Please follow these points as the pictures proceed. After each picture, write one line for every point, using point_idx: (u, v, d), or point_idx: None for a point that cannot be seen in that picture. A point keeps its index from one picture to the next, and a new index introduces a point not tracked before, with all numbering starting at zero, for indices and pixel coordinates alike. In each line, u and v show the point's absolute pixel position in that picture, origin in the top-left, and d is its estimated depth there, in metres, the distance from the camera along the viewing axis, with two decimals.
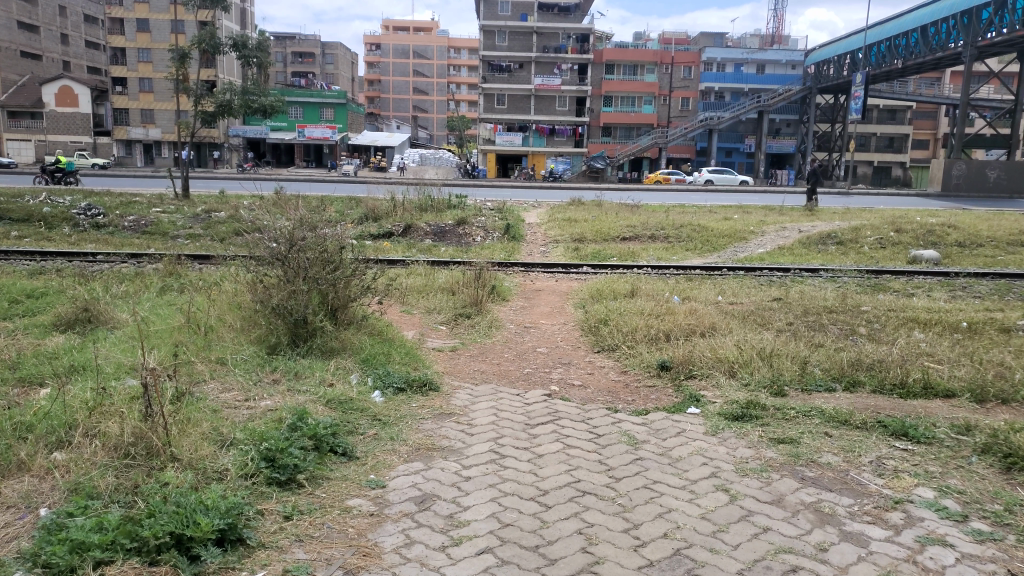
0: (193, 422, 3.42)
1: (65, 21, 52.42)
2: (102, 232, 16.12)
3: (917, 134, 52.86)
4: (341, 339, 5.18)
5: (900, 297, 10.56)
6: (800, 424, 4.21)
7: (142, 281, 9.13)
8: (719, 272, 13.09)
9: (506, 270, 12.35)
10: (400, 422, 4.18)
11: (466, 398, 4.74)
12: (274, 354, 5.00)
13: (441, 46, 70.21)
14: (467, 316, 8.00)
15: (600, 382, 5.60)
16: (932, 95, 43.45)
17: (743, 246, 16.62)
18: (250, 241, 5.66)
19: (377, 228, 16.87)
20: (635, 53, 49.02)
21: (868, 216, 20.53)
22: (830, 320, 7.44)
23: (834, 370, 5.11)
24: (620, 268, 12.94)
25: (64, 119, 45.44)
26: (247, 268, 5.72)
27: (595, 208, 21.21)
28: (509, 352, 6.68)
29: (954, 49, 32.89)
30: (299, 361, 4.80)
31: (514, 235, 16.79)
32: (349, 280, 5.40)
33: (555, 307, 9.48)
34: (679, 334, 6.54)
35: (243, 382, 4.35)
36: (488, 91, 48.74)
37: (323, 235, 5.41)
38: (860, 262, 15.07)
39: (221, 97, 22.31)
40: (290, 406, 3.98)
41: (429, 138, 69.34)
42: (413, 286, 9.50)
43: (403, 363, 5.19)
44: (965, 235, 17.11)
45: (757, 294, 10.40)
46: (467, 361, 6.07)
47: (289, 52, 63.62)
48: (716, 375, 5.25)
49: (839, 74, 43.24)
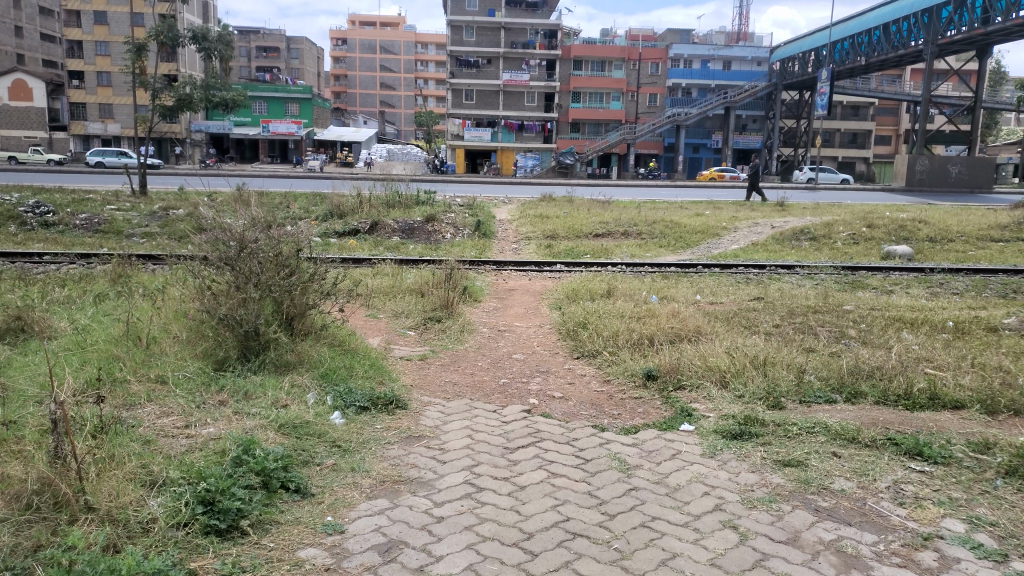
0: (115, 461, 2.92)
1: (19, 12, 50.24)
2: (51, 231, 15.27)
3: (880, 130, 53.59)
4: (297, 352, 4.69)
5: (880, 294, 10.35)
6: (805, 442, 3.85)
7: (87, 284, 8.47)
8: (694, 269, 12.80)
9: (477, 269, 11.87)
10: (362, 448, 3.72)
11: (437, 416, 4.30)
12: (222, 369, 4.48)
13: (408, 41, 69.35)
14: (436, 319, 7.52)
15: (582, 394, 5.19)
16: (892, 92, 43.86)
17: (716, 243, 16.40)
18: (196, 244, 5.11)
19: (343, 225, 16.26)
20: (603, 50, 48.68)
21: (838, 211, 20.53)
22: (816, 321, 7.17)
23: (833, 379, 4.78)
24: (594, 266, 12.56)
25: (18, 113, 43.32)
26: (192, 273, 5.17)
27: (566, 204, 20.87)
28: (483, 360, 6.24)
29: (914, 47, 33.26)
30: (249, 379, 4.29)
31: (485, 232, 16.34)
32: (305, 286, 4.92)
33: (530, 308, 9.05)
34: (664, 339, 6.18)
35: (186, 405, 3.84)
36: (456, 86, 48.13)
37: (275, 237, 4.90)
38: (834, 257, 14.93)
39: (179, 91, 21.39)
40: (236, 434, 3.49)
41: (397, 134, 68.38)
42: (379, 287, 8.99)
43: (368, 379, 4.73)
44: (936, 231, 17.10)
45: (736, 292, 10.10)
46: (440, 372, 5.62)
47: (254, 47, 61.93)
48: (708, 387, 4.88)
49: (803, 71, 43.43)
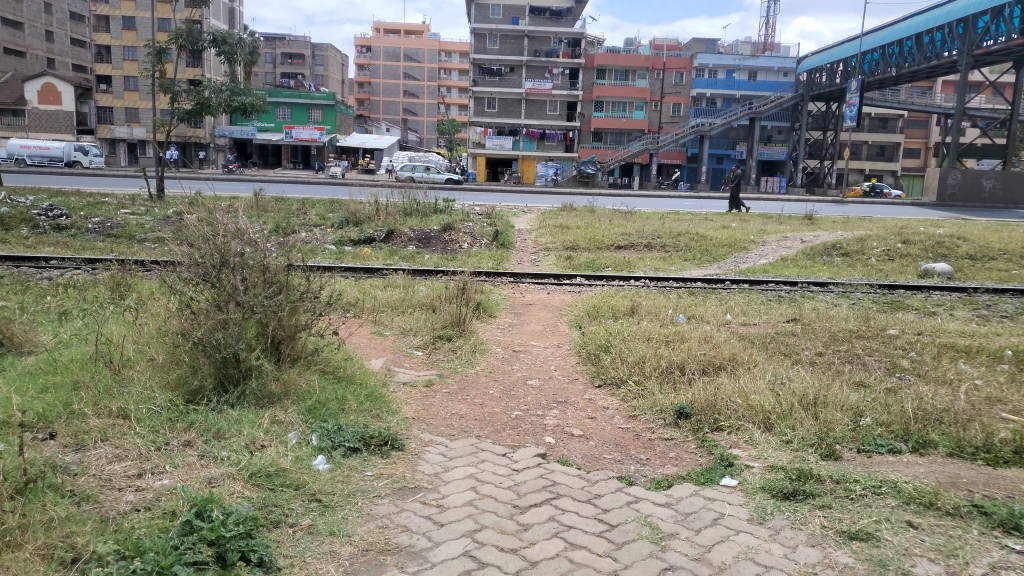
0: (25, 539, 2.42)
1: (48, 16, 50.77)
2: (62, 234, 14.95)
3: (909, 142, 52.38)
4: (282, 381, 4.16)
5: (922, 317, 9.66)
6: (872, 507, 3.22)
7: (81, 293, 8.02)
8: (723, 286, 12.13)
9: (493, 281, 11.34)
10: (347, 504, 3.16)
11: (439, 462, 3.74)
12: (194, 401, 3.95)
13: (431, 49, 69.31)
14: (447, 338, 6.96)
15: (605, 432, 4.60)
16: (924, 104, 42.62)
17: (743, 257, 15.73)
18: (174, 254, 4.58)
19: (358, 233, 15.79)
20: (626, 59, 48.11)
21: (870, 226, 19.73)
22: (861, 349, 6.55)
23: (896, 425, 4.14)
24: (616, 280, 11.97)
25: (46, 117, 44.13)
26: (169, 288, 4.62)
27: (588, 214, 20.27)
28: (496, 387, 5.64)
29: (948, 58, 32.24)
30: (223, 415, 3.75)
31: (503, 242, 15.79)
32: (295, 307, 4.40)
33: (548, 326, 8.46)
34: (697, 368, 5.58)
35: (147, 447, 3.36)
36: (478, 94, 47.88)
37: (262, 250, 4.37)
38: (868, 275, 14.19)
39: (198, 95, 21.10)
40: (197, 489, 2.98)
41: (420, 141, 68.20)
42: (388, 300, 8.47)
43: (364, 413, 4.17)
44: (976, 248, 16.26)
45: (770, 312, 9.45)
46: (448, 402, 5.06)
47: (278, 53, 62.26)
48: (751, 429, 4.26)
49: (831, 82, 42.50)
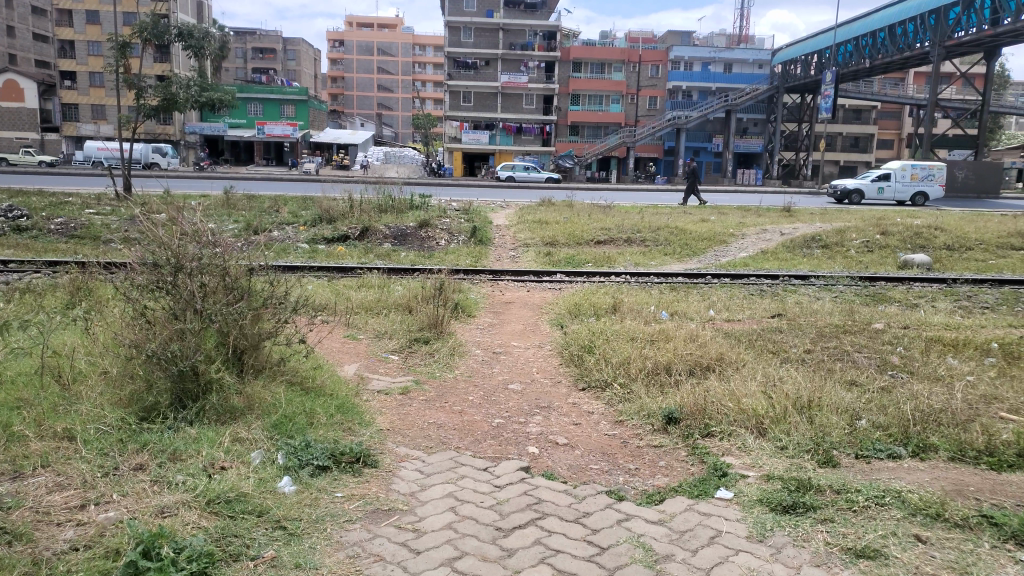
0: None
1: (9, 11, 49.30)
2: (23, 236, 14.37)
3: (882, 133, 52.89)
4: (245, 395, 3.88)
5: (904, 310, 9.60)
6: (877, 521, 3.03)
7: (34, 299, 7.62)
8: (704, 280, 11.99)
9: (471, 279, 11.09)
10: (314, 531, 2.90)
11: (414, 480, 3.49)
12: (148, 418, 3.65)
13: (406, 43, 68.62)
14: (424, 341, 6.68)
15: (591, 440, 4.38)
16: (896, 95, 43.02)
17: (723, 250, 15.62)
18: (125, 260, 4.27)
19: (332, 231, 15.41)
20: (602, 52, 47.92)
21: (848, 217, 19.76)
22: (848, 344, 6.41)
23: (894, 428, 3.97)
24: (597, 276, 11.78)
25: (8, 115, 42.86)
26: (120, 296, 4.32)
27: (566, 209, 20.06)
28: (475, 392, 5.38)
29: (921, 48, 32.47)
30: (180, 435, 3.47)
31: (481, 238, 15.52)
32: (257, 316, 4.13)
33: (529, 325, 8.23)
34: (683, 369, 5.39)
35: (93, 475, 3.09)
36: (454, 88, 47.44)
37: (220, 253, 4.09)
38: (848, 267, 14.15)
39: (164, 90, 20.48)
40: (144, 523, 2.71)
41: (395, 137, 67.53)
42: (361, 301, 8.17)
43: (334, 428, 3.90)
44: (953, 238, 16.32)
45: (753, 307, 9.31)
46: (425, 410, 4.80)
47: (250, 48, 61.16)
48: (743, 436, 4.07)
49: (806, 73, 42.71)
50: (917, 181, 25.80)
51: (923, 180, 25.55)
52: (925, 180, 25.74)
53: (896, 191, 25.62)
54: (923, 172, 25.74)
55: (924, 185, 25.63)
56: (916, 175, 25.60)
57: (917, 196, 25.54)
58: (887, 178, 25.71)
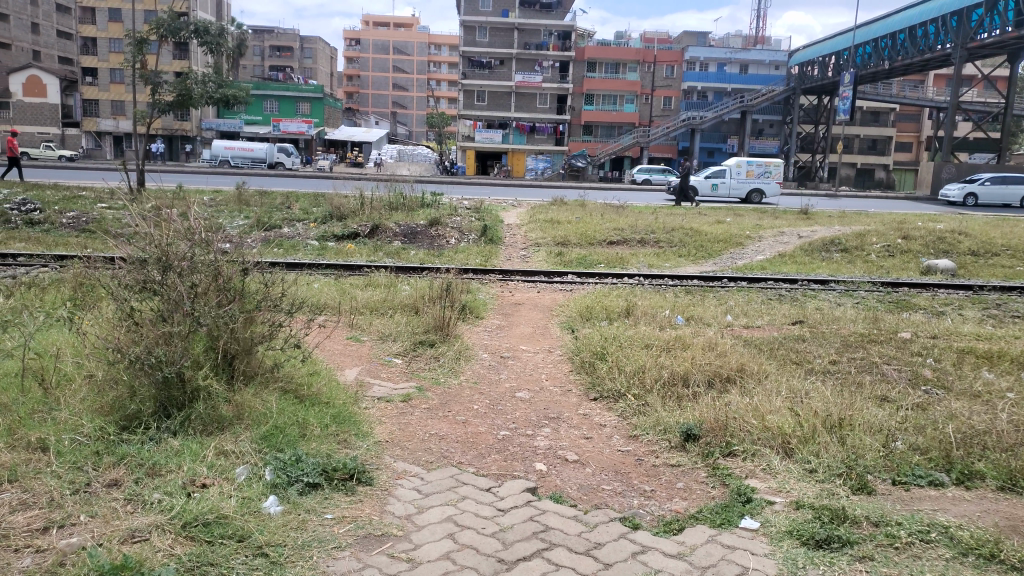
0: None
1: (35, 9, 49.55)
2: (35, 230, 14.25)
3: (901, 136, 52.10)
4: (235, 404, 3.61)
5: (929, 318, 9.23)
6: (923, 561, 2.72)
7: (35, 294, 7.43)
8: (720, 283, 11.66)
9: (480, 279, 10.83)
10: (299, 560, 2.64)
11: (411, 500, 3.22)
12: (129, 428, 3.40)
13: (421, 42, 68.51)
14: (428, 344, 6.42)
15: (603, 456, 4.10)
16: (917, 97, 42.33)
17: (740, 253, 15.28)
18: (111, 257, 4.02)
19: (342, 228, 15.20)
20: (617, 51, 47.65)
21: (868, 221, 19.37)
22: (874, 355, 6.10)
23: (935, 453, 3.66)
24: (609, 277, 11.49)
25: (31, 110, 42.79)
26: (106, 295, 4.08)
27: (579, 209, 19.77)
28: (480, 400, 5.10)
29: (943, 49, 31.86)
30: (162, 447, 3.22)
31: (492, 237, 15.25)
32: (250, 320, 3.86)
33: (538, 328, 7.95)
34: (703, 381, 5.09)
35: (62, 492, 2.84)
36: (468, 86, 47.24)
37: (211, 252, 3.83)
38: (869, 271, 13.74)
39: (178, 86, 20.31)
40: (111, 552, 2.45)
41: (409, 135, 67.43)
42: (367, 301, 7.92)
43: (328, 441, 3.61)
44: (978, 243, 15.86)
45: (771, 313, 8.97)
46: (426, 420, 4.52)
47: (267, 46, 61.25)
48: (769, 456, 3.77)
49: (824, 74, 42.07)
50: (753, 178, 25.76)
51: (756, 178, 25.58)
52: (760, 179, 25.64)
53: (731, 187, 25.49)
54: (758, 170, 25.81)
55: (760, 182, 25.60)
56: (751, 172, 25.56)
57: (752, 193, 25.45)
58: (723, 175, 25.55)
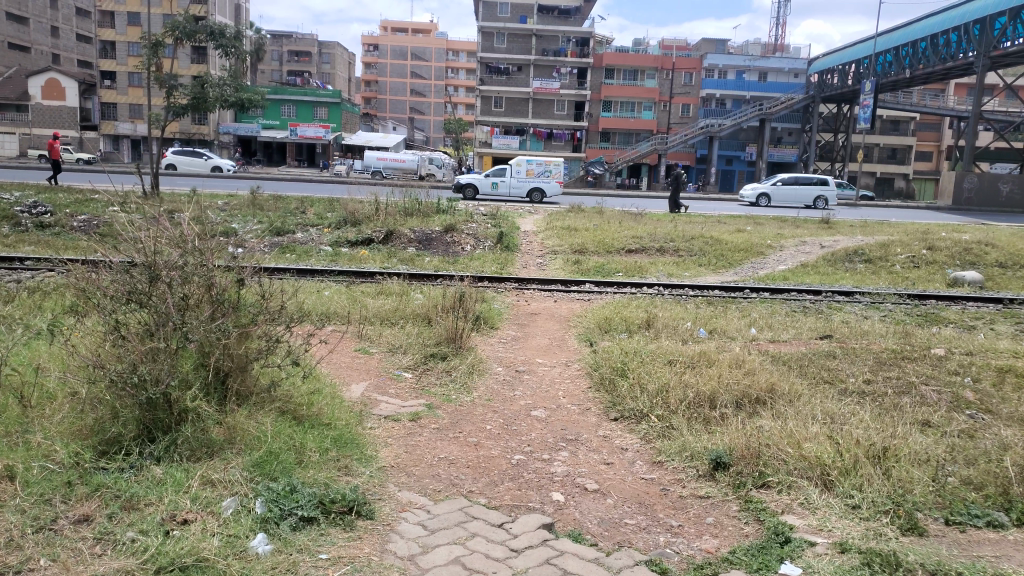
0: None
1: (54, 12, 50.00)
2: (46, 233, 14.16)
3: (922, 145, 51.28)
4: (226, 426, 3.43)
5: (961, 333, 8.84)
6: None
7: (36, 301, 7.24)
8: (742, 294, 11.31)
9: (495, 287, 10.55)
10: None
11: (415, 537, 2.96)
12: (108, 455, 3.18)
13: (439, 48, 68.62)
14: (440, 357, 6.15)
15: (625, 486, 3.83)
16: (938, 106, 41.66)
17: (761, 262, 14.90)
18: (93, 267, 3.81)
19: (356, 234, 14.99)
20: (635, 58, 47.11)
21: (891, 230, 18.92)
22: (910, 373, 5.75)
23: (990, 489, 3.35)
24: (628, 286, 11.18)
25: (50, 112, 43.23)
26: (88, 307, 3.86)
27: (596, 216, 19.48)
28: (493, 420, 4.82)
29: (965, 58, 31.26)
30: (140, 483, 2.98)
31: (508, 244, 14.96)
32: (243, 335, 3.64)
33: (555, 339, 7.65)
34: (729, 402, 4.81)
35: (26, 529, 2.63)
36: (485, 92, 47.06)
37: (202, 263, 3.62)
38: (895, 284, 13.30)
39: (191, 89, 20.23)
40: None
41: (426, 140, 67.45)
42: (378, 311, 7.66)
43: (327, 468, 3.41)
44: (1006, 255, 15.34)
45: (798, 326, 8.61)
46: (435, 443, 4.26)
47: (285, 51, 61.60)
48: (806, 488, 3.46)
49: (844, 82, 41.49)
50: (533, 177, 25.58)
51: (533, 178, 25.50)
52: (538, 179, 25.42)
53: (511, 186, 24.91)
54: (540, 170, 25.39)
55: (539, 181, 25.12)
56: (531, 172, 25.16)
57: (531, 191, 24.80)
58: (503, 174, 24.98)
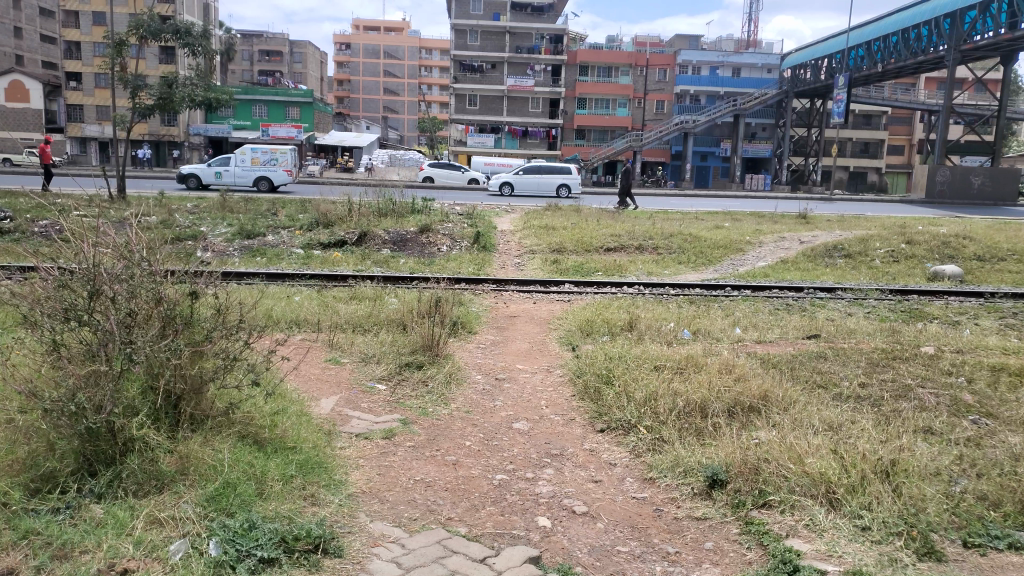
0: None
1: (17, 13, 48.56)
2: (5, 241, 13.57)
3: (893, 139, 51.87)
4: (178, 455, 3.09)
5: (944, 329, 8.74)
6: None
7: None
8: (723, 292, 11.15)
9: (473, 289, 10.25)
10: None
11: None
12: (40, 494, 2.84)
13: (412, 46, 68.01)
14: (416, 366, 5.82)
15: (616, 507, 3.57)
16: (909, 100, 42.11)
17: (740, 259, 14.79)
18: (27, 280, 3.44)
19: (329, 235, 14.58)
20: (609, 55, 47.05)
21: (868, 225, 18.96)
22: (904, 373, 5.56)
23: (1009, 507, 3.13)
24: (607, 286, 10.97)
25: (14, 115, 41.61)
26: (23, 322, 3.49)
27: (574, 214, 19.27)
28: (473, 435, 4.52)
29: (936, 52, 31.55)
30: (77, 527, 2.66)
31: (485, 244, 14.65)
32: (197, 354, 3.31)
33: (536, 343, 7.39)
34: (721, 410, 4.58)
35: None
36: (459, 91, 46.68)
37: (149, 275, 3.27)
38: (875, 279, 13.23)
39: (157, 90, 19.52)
40: None
41: (400, 139, 66.82)
42: (351, 317, 7.31)
43: (291, 499, 3.10)
44: (984, 248, 15.40)
45: (782, 325, 8.43)
46: (410, 463, 3.96)
47: (256, 50, 60.65)
48: (811, 508, 3.22)
49: (816, 78, 41.76)
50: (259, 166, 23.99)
51: (263, 167, 23.83)
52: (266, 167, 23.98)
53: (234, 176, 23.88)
54: (264, 157, 23.84)
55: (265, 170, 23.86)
56: (256, 159, 23.83)
57: (255, 181, 23.75)
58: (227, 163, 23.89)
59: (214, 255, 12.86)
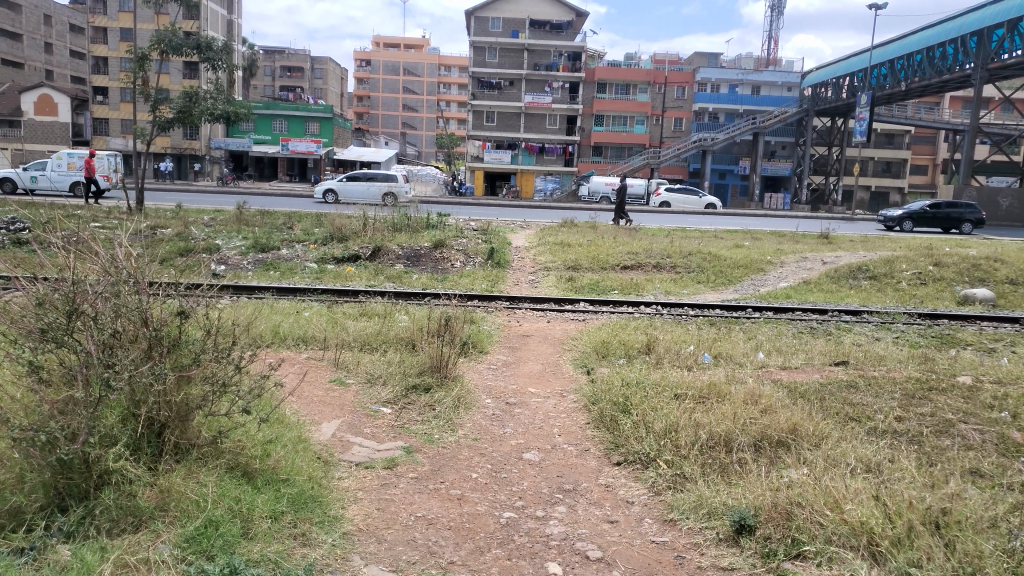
0: None
1: (48, 28, 49.33)
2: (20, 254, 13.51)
3: (915, 159, 51.23)
4: (159, 489, 2.83)
5: (978, 356, 8.34)
6: None
7: None
8: (745, 314, 10.82)
9: (486, 307, 10.01)
10: None
11: None
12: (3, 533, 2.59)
13: (431, 63, 68.42)
14: (423, 390, 5.55)
15: (633, 553, 3.27)
16: (932, 120, 41.53)
17: (762, 279, 14.44)
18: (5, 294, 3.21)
19: (342, 250, 14.41)
20: (627, 72, 46.95)
21: (893, 246, 18.52)
22: (941, 407, 5.21)
23: None
24: (624, 305, 10.70)
25: (43, 128, 42.10)
26: None
27: (590, 231, 19.00)
28: (481, 466, 4.24)
29: (962, 71, 31.09)
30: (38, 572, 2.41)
31: (499, 261, 14.39)
32: (183, 379, 3.07)
33: (549, 365, 7.11)
34: (748, 444, 4.27)
35: None
36: (477, 107, 46.79)
37: (133, 293, 3.04)
38: (902, 301, 12.83)
39: (177, 102, 19.54)
40: None
41: (418, 154, 67.07)
42: (358, 335, 7.07)
43: (279, 539, 2.83)
44: (1015, 271, 14.93)
45: (807, 350, 8.08)
46: (412, 498, 3.68)
47: (278, 66, 61.37)
48: (854, 563, 2.90)
49: (838, 97, 41.31)
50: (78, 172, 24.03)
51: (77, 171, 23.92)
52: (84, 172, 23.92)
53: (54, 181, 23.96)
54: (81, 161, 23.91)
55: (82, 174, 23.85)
56: (74, 165, 23.93)
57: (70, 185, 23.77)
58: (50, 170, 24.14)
59: (226, 268, 12.72)
